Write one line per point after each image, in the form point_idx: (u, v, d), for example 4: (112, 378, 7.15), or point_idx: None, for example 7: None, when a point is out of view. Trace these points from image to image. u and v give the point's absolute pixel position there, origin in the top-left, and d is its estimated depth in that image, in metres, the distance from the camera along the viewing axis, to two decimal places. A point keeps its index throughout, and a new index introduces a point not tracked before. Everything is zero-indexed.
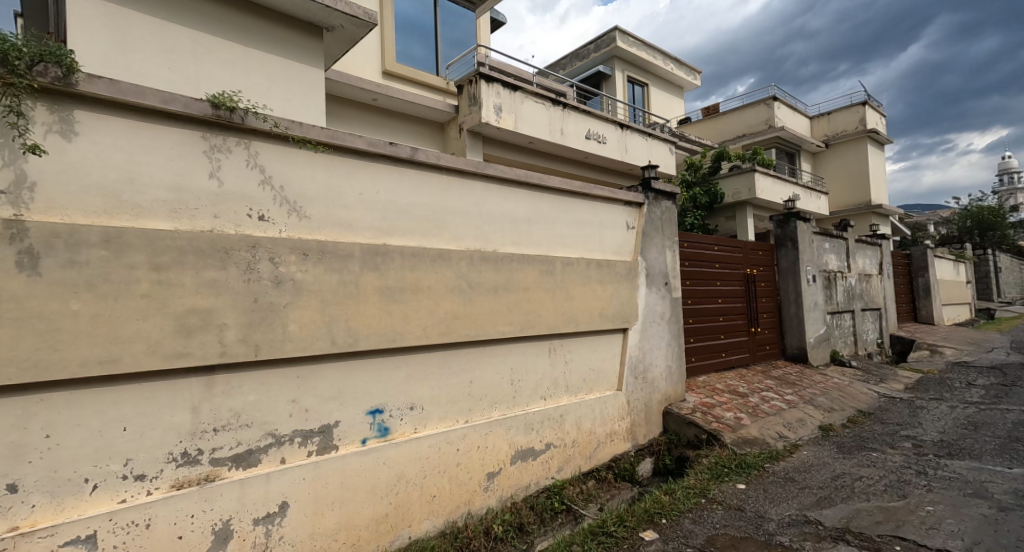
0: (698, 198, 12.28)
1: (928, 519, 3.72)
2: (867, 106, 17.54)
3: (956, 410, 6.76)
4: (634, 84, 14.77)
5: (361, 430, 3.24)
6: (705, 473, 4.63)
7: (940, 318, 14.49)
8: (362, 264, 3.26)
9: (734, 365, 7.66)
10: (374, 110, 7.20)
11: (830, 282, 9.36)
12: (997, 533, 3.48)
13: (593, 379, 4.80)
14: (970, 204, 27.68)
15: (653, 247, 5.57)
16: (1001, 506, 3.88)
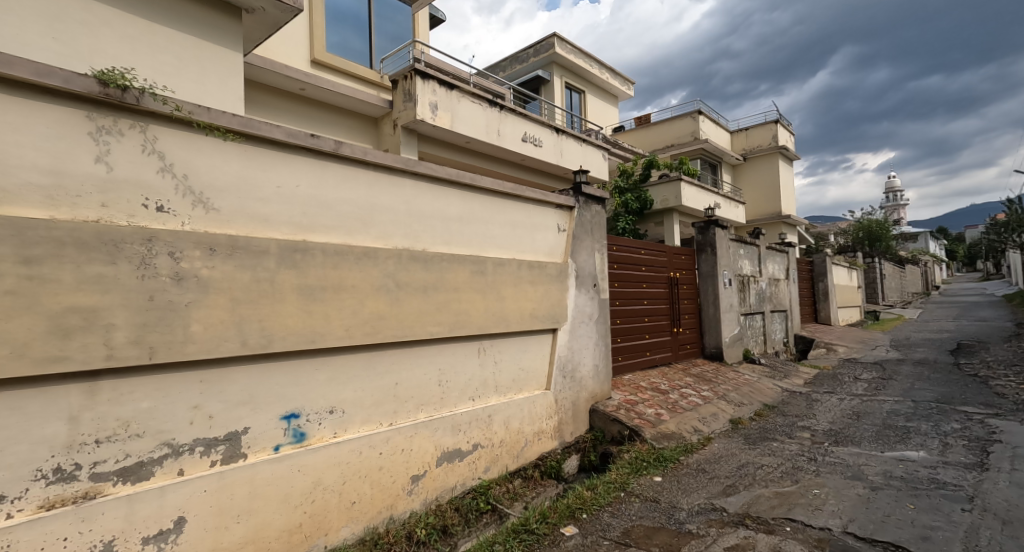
0: (629, 204, 12.76)
1: (815, 501, 4.07)
2: (779, 124, 18.96)
3: (845, 402, 7.46)
4: (571, 90, 15.08)
5: (274, 436, 3.07)
6: (626, 467, 4.82)
7: (835, 320, 15.92)
8: (278, 261, 3.08)
9: (657, 364, 8.00)
10: (299, 100, 6.87)
11: (743, 285, 10.02)
12: (868, 510, 3.87)
13: (522, 379, 4.84)
14: (863, 218, 30.75)
15: (583, 249, 5.70)
16: (873, 486, 4.32)
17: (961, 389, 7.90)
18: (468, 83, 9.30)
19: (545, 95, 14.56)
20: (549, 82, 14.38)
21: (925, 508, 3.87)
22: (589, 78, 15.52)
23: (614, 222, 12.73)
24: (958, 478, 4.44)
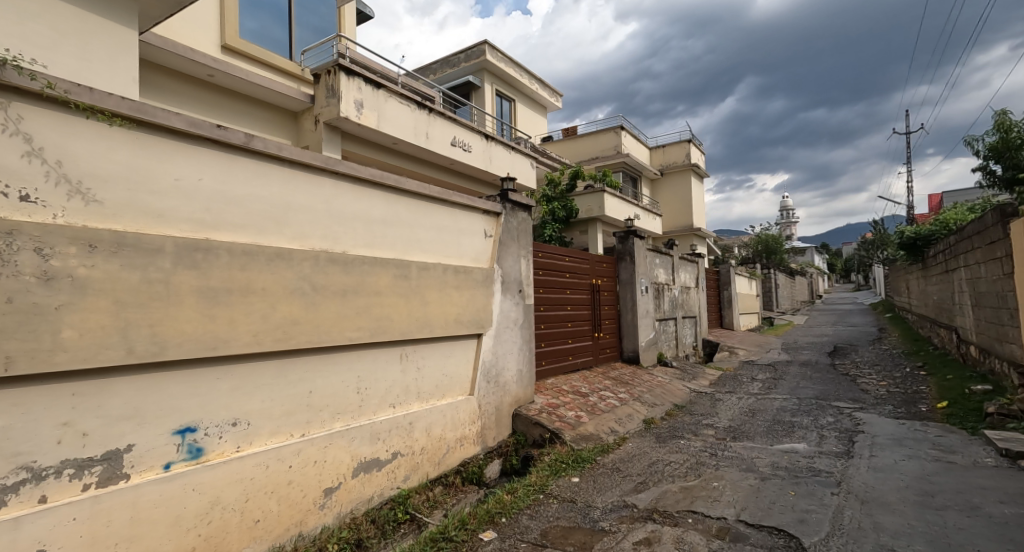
0: (556, 212, 12.84)
1: (714, 493, 4.32)
2: (693, 143, 20.24)
3: (745, 400, 8.02)
4: (501, 98, 15.16)
5: (164, 453, 2.79)
6: (546, 470, 4.86)
7: (737, 325, 17.16)
8: (175, 261, 2.81)
9: (578, 368, 8.18)
10: (205, 88, 6.38)
11: (658, 292, 10.53)
12: (758, 499, 4.16)
13: (445, 384, 4.75)
14: (762, 233, 33.54)
15: (509, 255, 5.72)
16: (763, 476, 4.67)
17: (836, 386, 8.81)
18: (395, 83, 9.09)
19: (475, 101, 14.53)
20: (479, 89, 14.36)
21: (803, 493, 4.25)
22: (518, 87, 15.69)
23: (541, 230, 12.75)
24: (830, 465, 4.92)
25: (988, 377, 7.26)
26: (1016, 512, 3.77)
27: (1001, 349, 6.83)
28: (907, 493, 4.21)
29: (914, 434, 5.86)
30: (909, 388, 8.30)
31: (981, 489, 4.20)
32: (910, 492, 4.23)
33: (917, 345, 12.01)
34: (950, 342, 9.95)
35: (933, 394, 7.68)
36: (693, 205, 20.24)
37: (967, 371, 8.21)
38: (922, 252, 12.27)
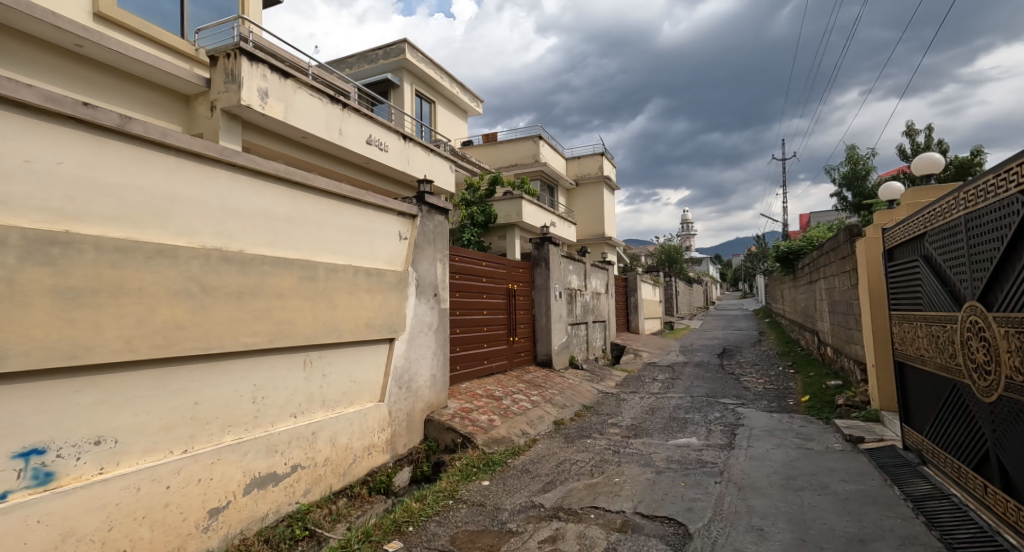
0: (475, 217, 12.87)
1: (615, 488, 4.47)
2: (605, 156, 21.15)
3: (647, 400, 8.43)
4: (421, 99, 14.85)
5: (1, 480, 2.38)
6: (456, 475, 4.76)
7: (641, 329, 18.08)
8: (22, 256, 2.41)
9: (492, 372, 8.13)
10: (76, 61, 5.63)
11: (571, 298, 10.81)
12: (653, 491, 4.35)
13: (353, 392, 4.50)
14: (665, 244, 35.82)
15: (424, 258, 5.57)
16: (659, 469, 4.91)
17: (723, 384, 9.54)
18: (305, 74, 8.59)
19: (394, 100, 14.08)
20: (397, 88, 13.94)
21: (692, 483, 4.52)
22: (438, 89, 15.47)
23: (460, 233, 12.67)
24: (715, 457, 5.29)
25: (840, 373, 8.27)
26: (856, 488, 4.29)
27: (848, 349, 7.78)
28: (775, 477, 4.62)
29: (784, 425, 6.47)
30: (781, 384, 9.20)
31: (832, 471, 4.73)
32: (777, 476, 4.66)
33: (789, 347, 13.39)
34: (812, 344, 11.20)
35: (798, 389, 8.56)
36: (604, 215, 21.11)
37: (825, 367, 9.34)
38: (794, 265, 13.71)
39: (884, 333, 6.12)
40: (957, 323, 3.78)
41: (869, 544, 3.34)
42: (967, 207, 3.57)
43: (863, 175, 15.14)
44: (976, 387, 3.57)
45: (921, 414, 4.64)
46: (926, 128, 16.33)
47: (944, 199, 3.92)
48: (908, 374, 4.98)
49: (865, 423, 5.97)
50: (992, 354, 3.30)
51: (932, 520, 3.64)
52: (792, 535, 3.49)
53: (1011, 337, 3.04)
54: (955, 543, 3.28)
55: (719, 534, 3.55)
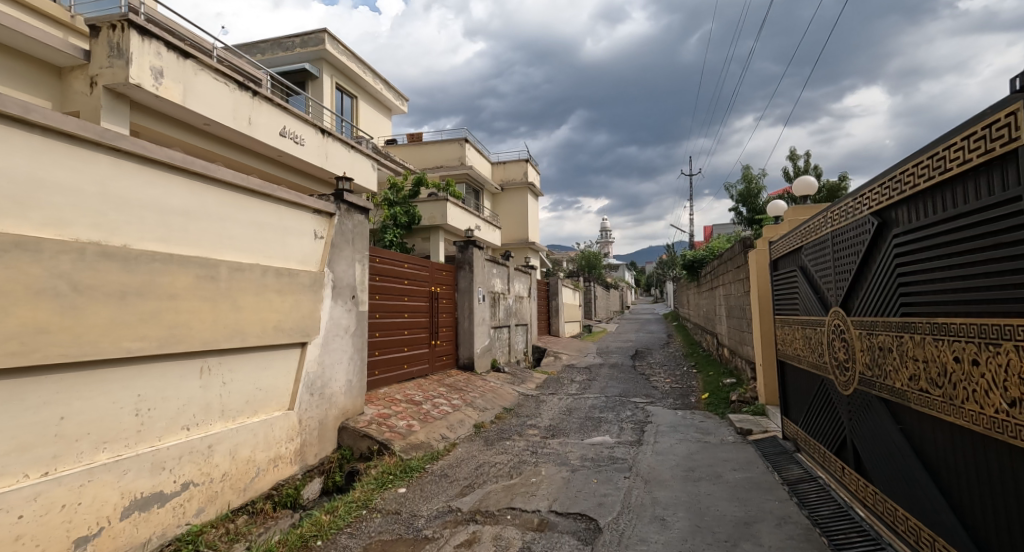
0: (399, 217, 12.33)
1: (531, 489, 4.48)
2: (530, 163, 21.50)
3: (566, 401, 8.59)
4: (342, 93, 14.25)
5: None
6: (371, 483, 4.51)
7: (561, 332, 18.51)
8: None
9: (413, 377, 7.90)
10: None
11: (494, 301, 10.83)
12: (569, 490, 4.42)
13: (259, 400, 4.15)
14: (585, 250, 37.07)
15: (342, 259, 5.31)
16: (573, 468, 5.01)
17: (634, 384, 9.96)
18: (210, 57, 7.94)
19: (312, 91, 13.36)
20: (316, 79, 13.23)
21: (604, 479, 4.65)
22: (361, 84, 14.91)
23: (382, 233, 12.00)
24: (626, 453, 5.49)
25: (735, 372, 8.94)
26: (745, 476, 4.62)
27: (742, 349, 8.41)
28: (680, 470, 4.88)
29: (687, 420, 6.87)
30: (686, 383, 9.77)
31: (726, 461, 5.07)
32: (679, 468, 4.92)
33: (693, 348, 14.30)
34: (712, 345, 12.03)
35: (700, 387, 9.13)
36: (528, 221, 21.41)
37: (722, 367, 10.07)
38: (699, 273, 14.68)
39: (768, 334, 6.67)
40: (825, 326, 4.20)
41: (754, 524, 3.61)
42: (833, 224, 3.99)
43: (755, 193, 16.53)
44: (838, 381, 3.98)
45: (797, 406, 5.10)
46: (805, 154, 18.21)
47: (816, 216, 4.37)
48: (787, 371, 5.45)
49: (753, 417, 6.49)
50: (850, 353, 3.71)
51: (804, 501, 3.99)
52: (690, 523, 3.68)
53: (864, 338, 3.43)
54: (819, 519, 3.63)
55: (627, 527, 3.66)
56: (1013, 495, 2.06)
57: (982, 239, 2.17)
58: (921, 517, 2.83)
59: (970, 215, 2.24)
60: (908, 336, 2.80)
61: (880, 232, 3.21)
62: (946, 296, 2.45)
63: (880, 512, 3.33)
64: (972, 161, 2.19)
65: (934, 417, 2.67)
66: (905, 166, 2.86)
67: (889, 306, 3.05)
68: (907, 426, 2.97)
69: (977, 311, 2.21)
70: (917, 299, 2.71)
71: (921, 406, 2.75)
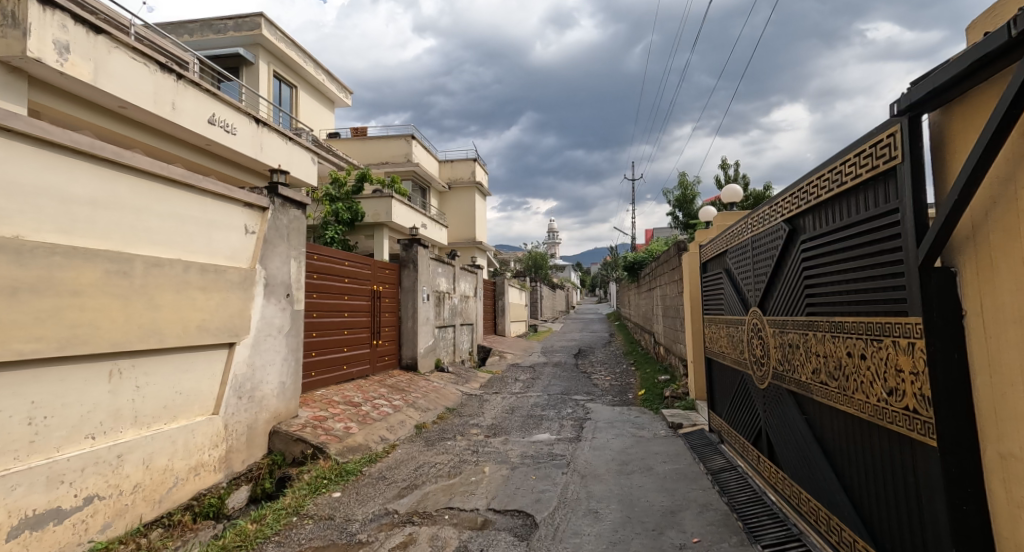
0: (340, 214, 11.76)
1: (471, 488, 4.49)
2: (477, 163, 21.46)
3: (508, 399, 8.63)
4: (281, 82, 13.60)
5: None
6: (303, 489, 4.33)
7: (506, 331, 18.57)
8: None
9: (352, 377, 7.67)
10: None
11: (438, 300, 10.69)
12: (510, 487, 4.46)
13: (179, 404, 3.90)
14: (532, 251, 37.46)
15: (276, 255, 5.09)
16: (514, 466, 5.06)
17: (576, 382, 10.18)
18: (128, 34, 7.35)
19: (247, 80, 12.65)
20: (251, 65, 12.52)
21: (542, 476, 4.73)
22: (301, 73, 14.28)
23: (322, 230, 11.67)
24: (565, 449, 5.61)
25: (670, 369, 9.35)
26: (673, 467, 4.85)
27: (676, 348, 8.80)
28: (617, 464, 5.05)
29: (625, 416, 7.10)
30: (625, 380, 10.09)
31: (657, 454, 5.29)
32: (614, 462, 5.08)
33: (633, 347, 14.73)
34: (649, 343, 12.50)
35: (637, 384, 9.48)
36: (476, 220, 21.35)
37: (660, 365, 10.44)
38: (639, 274, 15.16)
39: (699, 333, 7.02)
40: (745, 324, 4.49)
41: (679, 513, 3.80)
42: (753, 230, 4.27)
43: (690, 200, 17.32)
44: (755, 375, 4.27)
45: (722, 400, 5.40)
46: (735, 164, 19.24)
47: (739, 222, 4.66)
48: (714, 367, 5.76)
49: (684, 411, 6.82)
50: (764, 348, 3.98)
51: (724, 487, 4.25)
52: (621, 514, 3.82)
53: (777, 336, 3.69)
54: (736, 505, 3.88)
55: (562, 521, 3.75)
56: (889, 477, 2.28)
57: (867, 247, 2.39)
58: (820, 498, 3.09)
59: (859, 225, 2.46)
60: (812, 334, 3.04)
61: (791, 238, 3.47)
62: (841, 297, 2.69)
63: (788, 496, 3.59)
64: (862, 175, 2.42)
65: (832, 407, 2.91)
66: (811, 177, 3.10)
67: (797, 306, 3.29)
68: (810, 415, 3.22)
69: (865, 312, 2.42)
70: (820, 300, 2.94)
71: (821, 398, 2.99)
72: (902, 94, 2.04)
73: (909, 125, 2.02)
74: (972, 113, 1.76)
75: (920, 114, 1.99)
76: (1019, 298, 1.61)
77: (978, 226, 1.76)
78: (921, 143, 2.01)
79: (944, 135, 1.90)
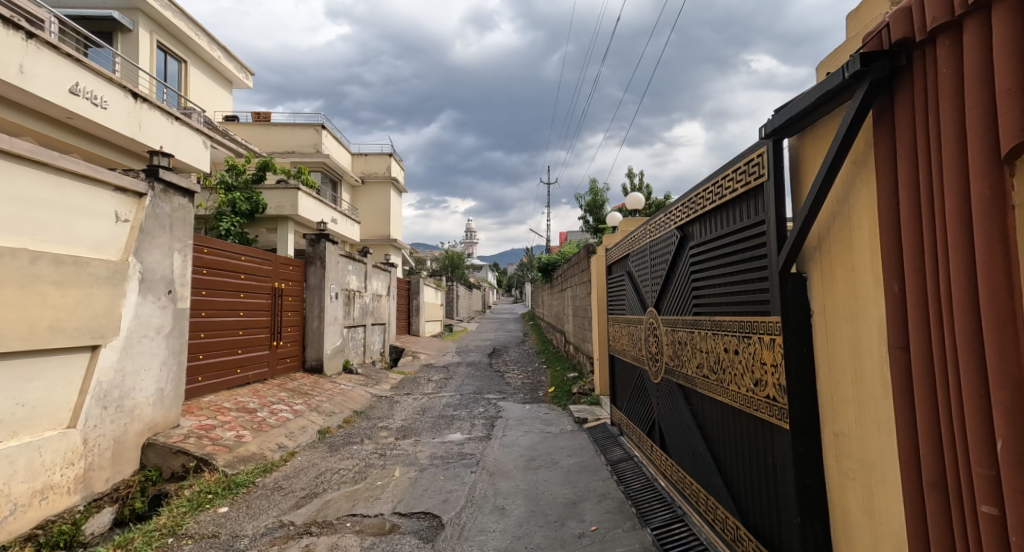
0: (238, 204, 10.85)
1: (376, 492, 4.40)
2: (393, 158, 20.93)
3: (419, 400, 8.52)
4: (167, 55, 12.37)
5: None
6: (183, 506, 3.98)
7: (421, 331, 18.26)
8: None
9: (249, 381, 7.17)
10: None
11: (348, 299, 10.29)
12: (417, 490, 4.42)
13: (24, 418, 3.43)
14: (449, 250, 37.20)
15: (155, 247, 4.64)
16: (422, 467, 5.02)
17: (490, 381, 10.25)
18: None
19: (122, 48, 11.27)
20: (128, 32, 11.22)
21: (451, 476, 4.74)
22: (191, 46, 13.05)
23: (216, 222, 10.64)
24: (475, 448, 5.66)
25: (578, 367, 9.73)
26: (577, 461, 5.07)
27: (584, 346, 9.16)
28: (523, 460, 5.17)
29: (536, 413, 7.28)
30: (537, 378, 10.34)
31: (562, 448, 5.50)
32: (522, 459, 5.21)
33: (545, 346, 15.09)
34: (561, 342, 12.89)
35: (547, 382, 9.75)
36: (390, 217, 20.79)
37: (569, 363, 10.82)
38: (552, 275, 15.58)
39: (604, 332, 7.38)
40: (643, 323, 4.80)
41: (580, 503, 3.98)
42: (651, 235, 4.58)
43: (601, 205, 18.09)
44: (650, 371, 4.59)
45: (622, 395, 5.73)
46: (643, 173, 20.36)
47: (639, 228, 4.98)
48: (616, 363, 6.08)
49: (589, 407, 7.15)
50: (659, 345, 4.30)
51: (621, 477, 4.52)
52: (526, 509, 3.93)
53: (669, 334, 3.99)
54: (631, 492, 4.14)
55: (468, 520, 3.78)
56: (755, 458, 2.56)
57: (741, 253, 2.67)
58: (701, 481, 3.39)
59: (736, 234, 2.73)
60: (697, 332, 3.33)
61: (682, 244, 3.77)
62: (721, 298, 2.98)
63: (675, 481, 3.90)
64: (738, 189, 2.70)
65: (711, 398, 3.21)
66: (700, 189, 3.40)
67: (686, 306, 3.59)
68: (695, 406, 3.52)
69: (739, 312, 2.70)
70: (705, 301, 3.23)
71: (703, 389, 3.28)
72: (768, 119, 2.31)
73: (773, 147, 2.29)
74: (819, 140, 2.04)
75: (782, 138, 2.26)
76: (850, 300, 1.88)
77: (823, 238, 2.04)
78: (783, 164, 2.29)
79: (799, 158, 2.18)
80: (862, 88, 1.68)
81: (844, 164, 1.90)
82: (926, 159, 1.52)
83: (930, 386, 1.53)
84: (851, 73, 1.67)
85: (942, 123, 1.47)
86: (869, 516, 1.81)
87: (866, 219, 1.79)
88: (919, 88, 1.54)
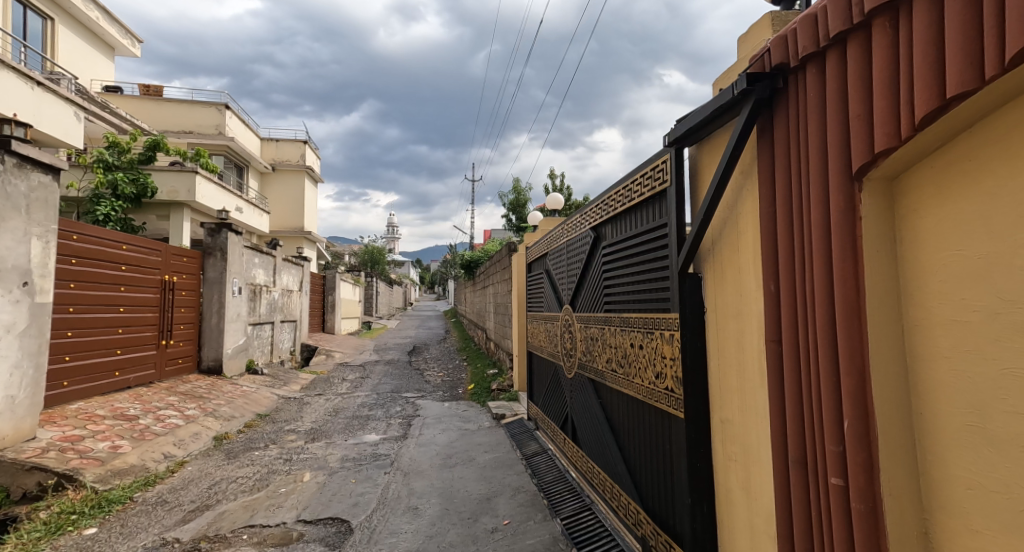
0: (120, 186, 9.74)
1: (278, 500, 4.17)
2: (308, 146, 19.88)
3: (331, 401, 8.17)
4: (30, 10, 10.90)
5: None
6: (38, 530, 3.52)
7: (337, 328, 17.52)
8: None
9: (131, 385, 6.50)
10: None
11: (253, 294, 9.64)
12: (324, 495, 4.24)
13: None
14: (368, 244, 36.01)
15: (5, 232, 4.09)
16: (331, 471, 4.82)
17: (408, 379, 10.05)
18: None
19: None
20: None
21: (362, 478, 4.60)
22: (61, 3, 11.59)
23: (92, 206, 9.47)
24: (389, 448, 5.54)
25: (499, 364, 9.78)
26: (492, 456, 5.11)
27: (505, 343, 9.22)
28: (436, 459, 5.12)
29: (454, 411, 7.25)
30: (456, 376, 10.28)
31: (479, 445, 5.53)
32: (438, 457, 5.17)
33: (466, 344, 15.04)
34: (482, 340, 12.89)
35: (467, 379, 9.73)
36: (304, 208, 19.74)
37: (490, 360, 10.86)
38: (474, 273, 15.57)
39: (523, 329, 7.49)
40: (559, 320, 4.94)
41: (493, 499, 4.03)
42: (568, 235, 4.71)
43: (523, 205, 18.36)
44: (565, 366, 4.73)
45: (539, 390, 5.85)
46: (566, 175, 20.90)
47: (557, 228, 5.11)
48: (534, 359, 6.19)
49: (507, 403, 7.25)
50: (573, 341, 4.43)
51: (534, 470, 4.64)
52: (438, 508, 3.90)
53: (582, 330, 4.14)
54: (544, 484, 4.26)
55: (378, 523, 3.69)
56: (655, 447, 2.72)
57: (647, 254, 2.82)
58: (608, 470, 3.55)
59: (643, 235, 2.89)
60: (608, 328, 3.48)
61: (596, 244, 3.91)
62: (628, 296, 3.13)
63: (585, 471, 4.06)
64: (646, 193, 2.84)
65: (619, 391, 3.36)
66: (612, 191, 3.54)
67: (598, 303, 3.74)
68: (604, 399, 3.68)
69: (644, 309, 2.86)
70: (615, 299, 3.38)
71: (611, 383, 3.44)
72: (670, 128, 2.46)
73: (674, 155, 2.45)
74: (713, 150, 2.21)
75: (683, 146, 2.42)
76: (737, 299, 2.06)
77: (715, 242, 2.20)
78: (683, 171, 2.45)
79: (697, 167, 2.34)
80: (747, 106, 1.84)
81: (733, 174, 2.07)
82: (796, 172, 1.69)
83: (796, 375, 1.71)
84: (738, 91, 1.82)
85: (809, 141, 1.64)
86: (747, 494, 1.99)
87: (750, 225, 1.97)
88: (793, 108, 1.71)
